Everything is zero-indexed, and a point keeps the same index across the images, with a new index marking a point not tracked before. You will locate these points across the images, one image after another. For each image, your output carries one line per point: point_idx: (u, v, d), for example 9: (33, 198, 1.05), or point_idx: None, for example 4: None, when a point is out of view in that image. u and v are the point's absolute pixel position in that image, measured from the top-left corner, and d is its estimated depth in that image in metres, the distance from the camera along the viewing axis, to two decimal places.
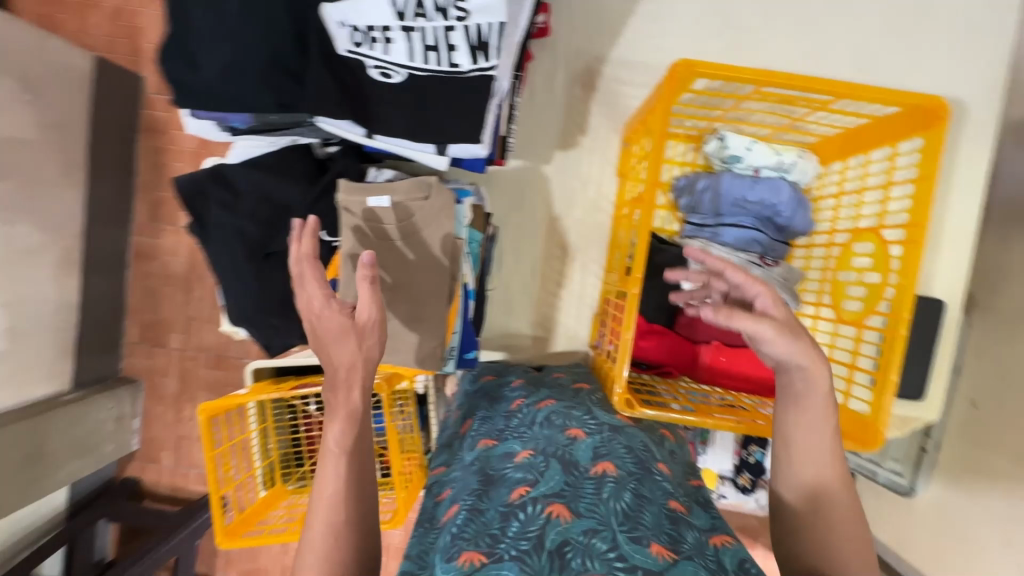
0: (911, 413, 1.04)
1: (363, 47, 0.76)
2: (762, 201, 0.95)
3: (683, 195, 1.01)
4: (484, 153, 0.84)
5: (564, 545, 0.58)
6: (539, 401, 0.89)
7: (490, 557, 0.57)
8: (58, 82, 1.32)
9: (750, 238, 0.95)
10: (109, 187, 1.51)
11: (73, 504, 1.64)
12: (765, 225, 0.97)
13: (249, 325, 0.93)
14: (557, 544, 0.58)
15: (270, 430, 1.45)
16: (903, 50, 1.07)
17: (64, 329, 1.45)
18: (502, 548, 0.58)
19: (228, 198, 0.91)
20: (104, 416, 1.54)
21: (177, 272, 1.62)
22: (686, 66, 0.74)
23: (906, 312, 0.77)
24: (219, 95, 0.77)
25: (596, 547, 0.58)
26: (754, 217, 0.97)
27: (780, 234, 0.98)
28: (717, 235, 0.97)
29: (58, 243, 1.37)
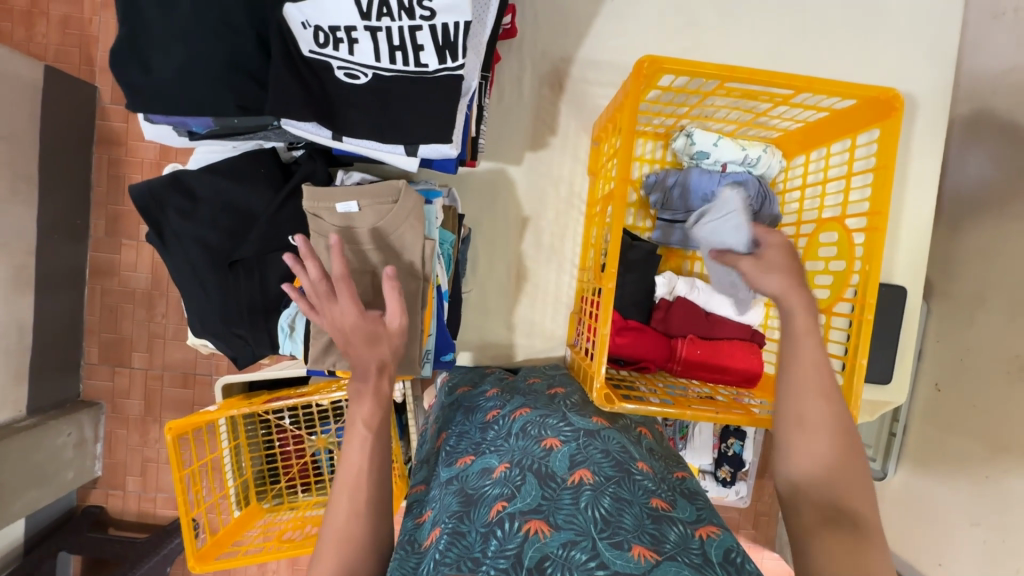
0: (878, 397, 1.08)
1: (327, 47, 0.75)
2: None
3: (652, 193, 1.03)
4: (455, 152, 0.81)
5: (543, 560, 0.57)
6: (515, 411, 0.87)
7: None
8: (3, 93, 1.26)
9: None
10: (62, 201, 1.45)
11: (30, 537, 1.55)
12: None
13: (214, 337, 0.89)
14: (535, 561, 0.57)
15: (243, 447, 1.40)
16: (857, 48, 1.11)
17: (17, 352, 1.37)
18: (482, 569, 0.57)
19: (190, 206, 0.87)
20: (62, 442, 1.47)
21: (138, 288, 1.55)
22: (652, 63, 0.75)
23: (872, 296, 0.79)
24: (175, 98, 0.74)
25: (575, 558, 0.57)
26: None
27: None
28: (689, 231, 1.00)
29: (8, 262, 1.31)
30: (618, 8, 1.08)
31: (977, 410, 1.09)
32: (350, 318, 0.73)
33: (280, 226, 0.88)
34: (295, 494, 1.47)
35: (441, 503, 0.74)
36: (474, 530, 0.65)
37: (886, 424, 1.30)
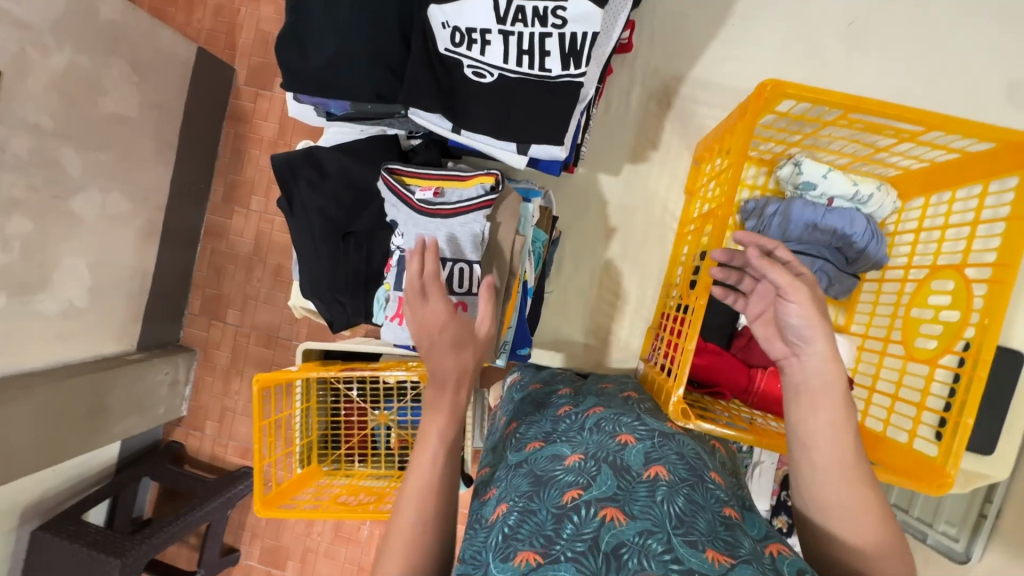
0: (976, 469, 0.99)
1: (461, 47, 0.80)
2: (834, 230, 0.94)
3: (749, 211, 1.01)
4: (563, 155, 0.84)
5: (619, 546, 0.60)
6: (588, 409, 0.89)
7: (547, 558, 0.60)
8: (163, 68, 1.45)
9: (817, 266, 0.96)
10: (194, 166, 1.64)
11: (120, 460, 1.74)
12: (834, 254, 0.97)
13: (319, 300, 0.96)
14: (611, 546, 0.60)
15: (312, 410, 1.49)
16: (995, 92, 1.05)
17: (137, 293, 1.57)
18: (558, 549, 0.60)
19: (318, 179, 0.94)
20: (160, 379, 1.64)
21: (242, 252, 1.71)
22: (776, 87, 0.74)
23: (988, 352, 0.73)
24: (324, 81, 0.83)
25: (651, 548, 0.60)
26: (823, 245, 0.96)
27: (849, 266, 0.98)
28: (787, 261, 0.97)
29: (143, 214, 1.51)
30: (733, 34, 1.08)
31: None
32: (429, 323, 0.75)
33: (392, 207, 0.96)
34: (352, 463, 1.55)
35: (508, 481, 0.76)
36: (546, 509, 0.67)
37: (977, 502, 1.19)
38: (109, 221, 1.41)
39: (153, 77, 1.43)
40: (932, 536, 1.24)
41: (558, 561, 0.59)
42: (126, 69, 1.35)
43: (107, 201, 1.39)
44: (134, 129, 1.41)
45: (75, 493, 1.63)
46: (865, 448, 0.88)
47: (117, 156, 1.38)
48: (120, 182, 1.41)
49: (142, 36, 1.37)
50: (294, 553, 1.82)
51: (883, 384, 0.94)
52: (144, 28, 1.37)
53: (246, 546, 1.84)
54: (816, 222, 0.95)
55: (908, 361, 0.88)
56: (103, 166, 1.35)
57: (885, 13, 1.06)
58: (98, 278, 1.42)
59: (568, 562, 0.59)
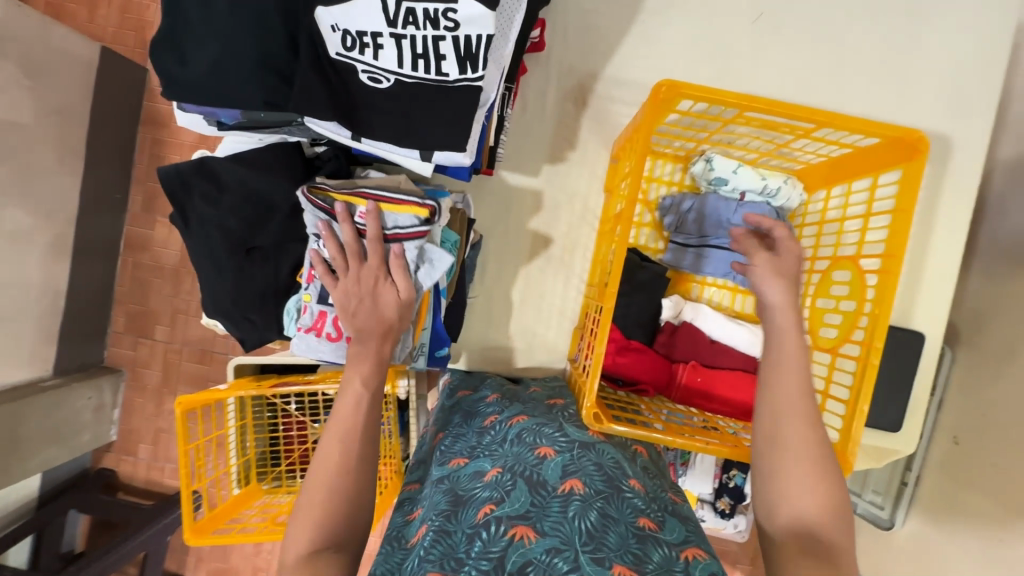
0: (888, 444, 1.04)
1: (353, 51, 0.77)
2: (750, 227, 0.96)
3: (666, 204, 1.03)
4: (467, 162, 0.83)
5: (525, 566, 0.59)
6: (511, 418, 0.88)
7: None
8: (59, 69, 1.33)
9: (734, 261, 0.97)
10: (105, 174, 1.52)
11: (45, 493, 1.62)
12: None
13: (227, 319, 0.91)
14: (518, 567, 0.59)
15: (248, 427, 1.43)
16: (893, 83, 1.09)
17: (49, 314, 1.45)
18: (464, 571, 0.59)
19: (214, 192, 0.89)
20: (82, 405, 1.53)
21: (168, 264, 1.62)
22: (670, 88, 0.74)
23: (878, 340, 0.76)
24: (206, 90, 0.77)
25: (556, 566, 0.59)
26: None
27: None
28: (702, 257, 0.99)
29: (49, 229, 1.39)
30: (650, 28, 1.08)
31: (995, 469, 1.04)
32: (354, 286, 0.82)
33: (298, 219, 0.91)
34: (294, 478, 1.49)
35: (430, 500, 0.76)
36: (460, 530, 0.66)
37: (898, 472, 1.27)
38: (9, 239, 1.30)
39: (48, 81, 1.31)
40: (861, 505, 1.32)
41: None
42: (15, 72, 1.23)
43: (3, 217, 1.27)
44: (29, 138, 1.29)
45: None
46: None
47: (12, 168, 1.27)
48: (18, 196, 1.29)
49: (32, 36, 1.25)
50: None
51: None
52: (33, 27, 1.25)
53: (191, 571, 1.76)
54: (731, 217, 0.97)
55: (816, 351, 0.91)
56: None
57: (791, 9, 1.09)
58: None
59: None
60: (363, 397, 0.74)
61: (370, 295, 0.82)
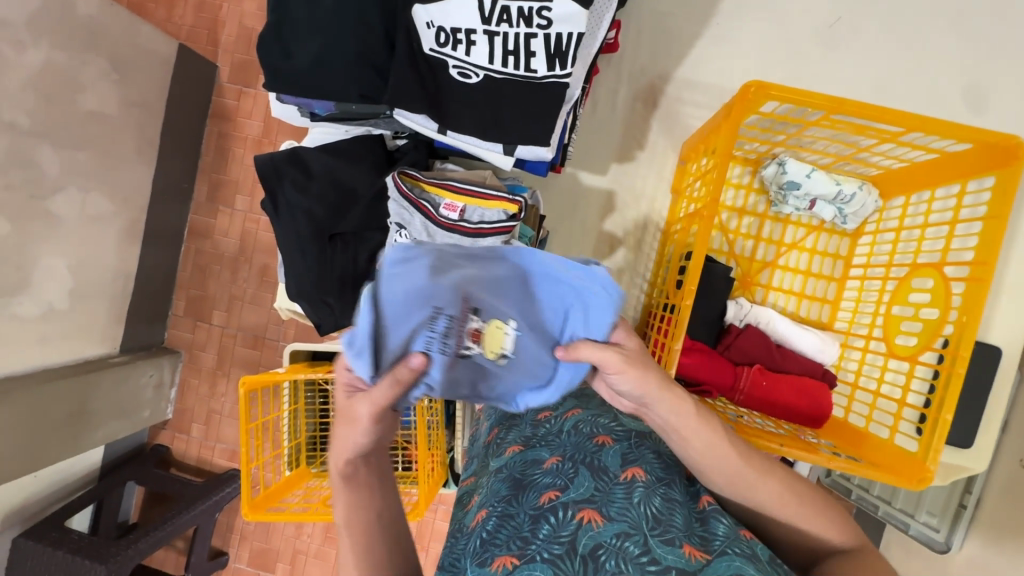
0: (956, 462, 1.00)
1: (446, 47, 0.80)
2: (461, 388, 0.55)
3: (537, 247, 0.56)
4: (549, 156, 0.84)
5: (597, 548, 0.62)
6: (566, 410, 0.83)
7: (522, 559, 0.62)
8: (143, 65, 1.42)
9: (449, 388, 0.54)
10: (175, 165, 1.61)
11: (105, 464, 1.71)
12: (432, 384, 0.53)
13: (306, 302, 0.95)
14: (590, 549, 0.62)
15: (301, 411, 1.46)
16: (973, 94, 1.06)
17: (119, 294, 1.54)
18: (533, 549, 0.63)
19: (304, 179, 0.94)
20: (144, 382, 1.61)
21: (227, 252, 1.69)
22: (760, 88, 0.75)
23: (965, 350, 0.75)
24: (305, 82, 0.81)
25: (628, 550, 0.61)
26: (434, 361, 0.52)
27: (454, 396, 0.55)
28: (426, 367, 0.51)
29: (125, 214, 1.48)
30: (720, 32, 1.09)
31: None
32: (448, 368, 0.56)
33: (378, 210, 0.95)
34: None
35: (488, 489, 0.76)
36: (524, 510, 0.68)
37: (957, 494, 1.22)
38: (89, 221, 1.38)
39: (133, 74, 1.40)
40: (914, 527, 1.25)
41: (534, 561, 0.62)
42: (104, 65, 1.32)
43: (86, 201, 1.35)
44: (113, 128, 1.38)
45: (59, 499, 1.60)
46: (849, 447, 0.90)
47: (96, 156, 1.35)
48: (100, 182, 1.38)
49: (121, 34, 1.34)
50: (282, 555, 1.80)
51: (865, 379, 0.96)
52: (124, 26, 1.35)
53: (234, 549, 1.83)
54: (514, 352, 0.55)
55: (890, 358, 0.90)
56: (82, 166, 1.32)
57: (865, 14, 1.08)
58: (79, 280, 1.39)
59: (543, 562, 0.61)
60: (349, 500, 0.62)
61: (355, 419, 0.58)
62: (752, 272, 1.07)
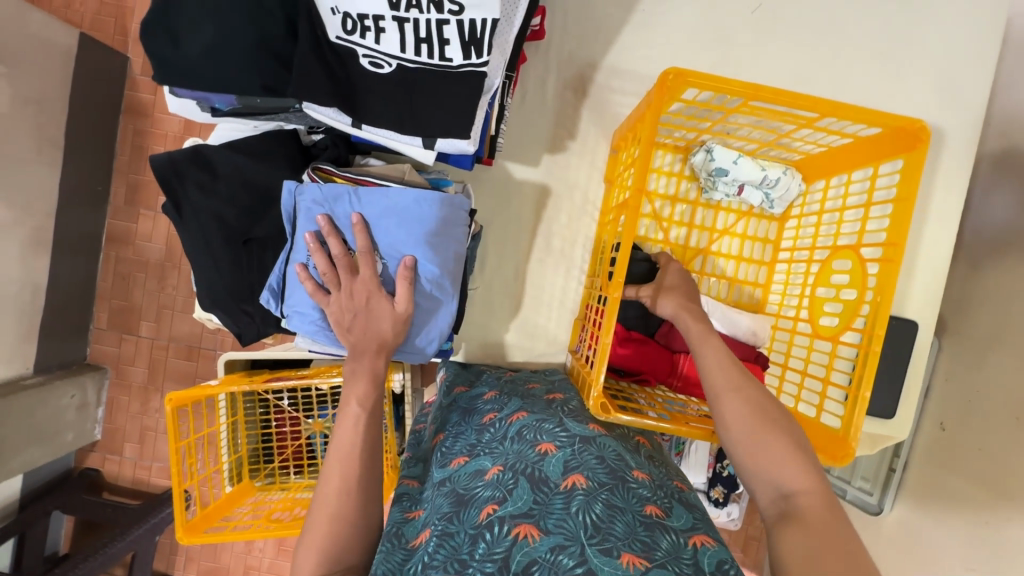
0: (879, 432, 1.06)
1: (354, 35, 0.75)
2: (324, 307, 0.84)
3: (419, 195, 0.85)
4: (472, 149, 0.82)
5: (530, 565, 0.58)
6: (512, 415, 0.86)
7: None
8: (37, 57, 1.28)
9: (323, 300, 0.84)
10: (84, 166, 1.47)
11: (26, 494, 1.56)
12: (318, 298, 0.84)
13: (221, 310, 0.89)
14: (522, 566, 0.58)
15: (239, 424, 1.37)
16: (888, 77, 1.10)
17: (31, 311, 1.40)
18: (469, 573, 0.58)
19: (210, 180, 0.87)
20: (65, 404, 1.48)
21: (151, 258, 1.57)
22: (678, 76, 0.74)
23: (880, 328, 0.77)
24: (201, 74, 0.74)
25: (563, 563, 0.58)
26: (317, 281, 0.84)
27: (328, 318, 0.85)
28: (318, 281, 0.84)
29: (29, 222, 1.34)
30: (648, 18, 1.08)
31: (981, 454, 1.06)
32: (348, 301, 0.80)
33: None
34: (287, 475, 1.46)
35: (431, 503, 0.74)
36: (463, 530, 0.65)
37: (886, 459, 1.28)
38: None
39: (26, 68, 1.26)
40: (850, 492, 1.35)
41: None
42: None
43: None
44: (5, 128, 1.24)
45: None
46: None
47: None
48: None
49: (7, 23, 1.20)
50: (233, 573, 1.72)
51: (795, 358, 0.98)
52: (12, 14, 1.21)
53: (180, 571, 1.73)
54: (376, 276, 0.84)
55: (816, 339, 0.92)
56: None
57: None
58: None
59: None
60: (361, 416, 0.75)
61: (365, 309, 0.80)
62: (687, 259, 1.07)
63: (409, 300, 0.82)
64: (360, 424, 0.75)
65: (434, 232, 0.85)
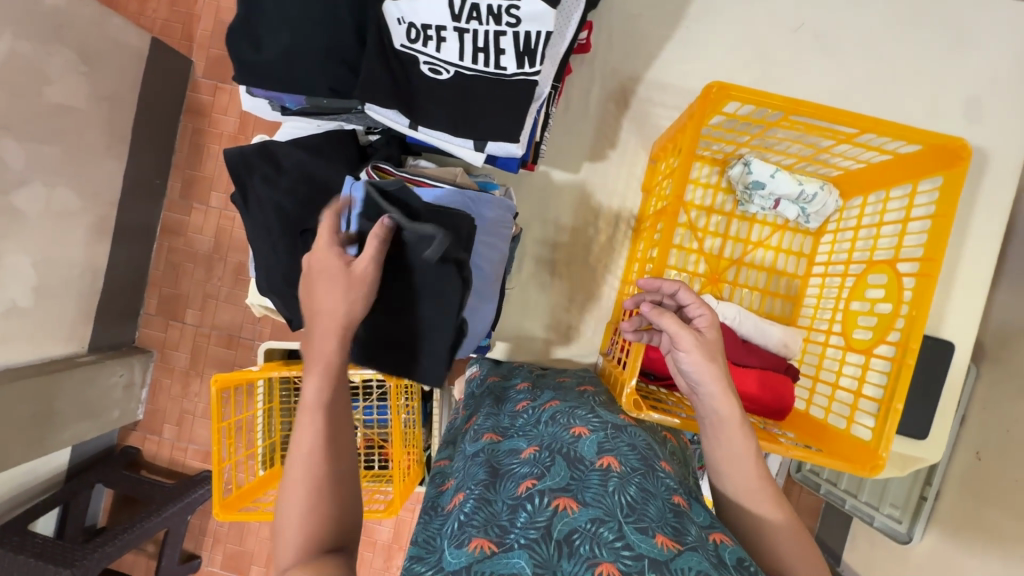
0: (911, 452, 1.04)
1: (417, 43, 0.81)
2: None
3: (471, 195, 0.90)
4: (519, 152, 0.87)
5: (572, 533, 0.61)
6: (545, 403, 0.90)
7: (500, 546, 0.60)
8: (113, 57, 1.39)
9: None
10: (146, 160, 1.57)
11: (71, 466, 1.65)
12: None
13: (277, 297, 0.96)
14: (564, 534, 0.61)
15: (275, 410, 1.44)
16: (931, 99, 1.11)
17: (89, 293, 1.50)
18: (512, 537, 0.61)
19: (274, 173, 0.93)
20: (113, 382, 1.57)
21: (201, 250, 1.66)
22: (721, 89, 0.77)
23: (915, 342, 0.79)
24: (280, 76, 0.81)
25: (603, 536, 0.60)
26: None
27: None
28: None
29: (93, 209, 1.44)
30: (689, 36, 1.12)
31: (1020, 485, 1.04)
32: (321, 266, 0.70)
33: None
34: None
35: (466, 472, 0.77)
36: (502, 500, 0.68)
37: (918, 485, 1.23)
38: (56, 216, 1.34)
39: (103, 67, 1.37)
40: (878, 519, 1.27)
41: (512, 548, 0.59)
42: (72, 58, 1.28)
43: (53, 195, 1.32)
44: (80, 122, 1.34)
45: (21, 502, 1.53)
46: (806, 436, 0.93)
47: (63, 149, 1.31)
48: (66, 175, 1.34)
49: (90, 26, 1.31)
50: (257, 557, 1.78)
51: (825, 374, 0.99)
52: (94, 18, 1.31)
53: (207, 552, 1.79)
54: None
55: (847, 352, 0.93)
56: (48, 159, 1.28)
57: (829, 20, 1.12)
58: (45, 277, 1.34)
59: (521, 547, 0.59)
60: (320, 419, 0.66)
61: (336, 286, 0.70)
62: (719, 270, 1.09)
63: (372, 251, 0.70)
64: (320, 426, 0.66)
65: (484, 229, 0.90)
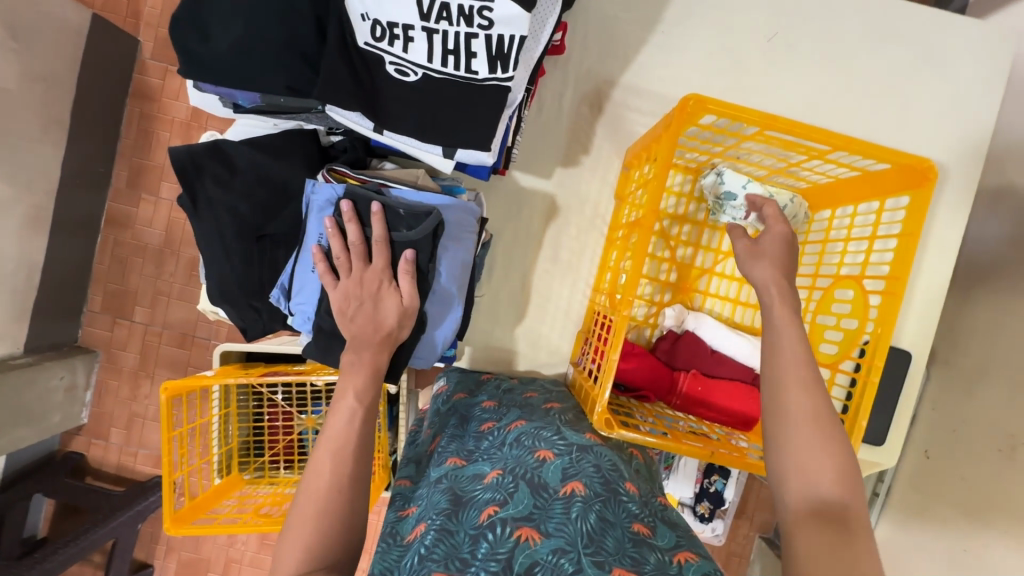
0: (870, 458, 1.07)
1: (383, 42, 0.76)
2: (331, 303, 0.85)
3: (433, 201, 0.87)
4: (490, 161, 0.84)
5: (532, 566, 0.58)
6: (510, 423, 0.87)
7: None
8: (49, 34, 1.26)
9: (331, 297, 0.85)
10: (88, 146, 1.45)
11: (6, 476, 1.53)
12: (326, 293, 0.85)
13: (228, 305, 0.90)
14: (525, 568, 0.58)
15: (232, 415, 1.36)
16: (896, 112, 1.13)
17: (25, 291, 1.38)
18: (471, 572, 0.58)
19: (227, 174, 0.87)
20: (54, 385, 1.46)
21: (150, 244, 1.56)
22: (698, 101, 0.76)
23: (880, 359, 0.80)
24: (228, 71, 0.74)
25: (562, 569, 0.58)
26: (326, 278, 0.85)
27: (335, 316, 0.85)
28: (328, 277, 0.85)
29: (28, 200, 1.31)
30: (666, 39, 1.10)
31: (964, 482, 1.07)
32: (355, 288, 0.80)
33: None
34: (277, 469, 1.43)
35: (428, 499, 0.75)
36: (463, 530, 0.65)
37: (872, 483, 1.32)
38: None
39: (37, 45, 1.24)
40: None
41: None
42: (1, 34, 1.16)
43: None
44: (12, 105, 1.22)
45: None
46: None
47: None
48: None
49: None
50: (214, 565, 1.70)
51: None
52: None
53: (160, 561, 1.70)
54: None
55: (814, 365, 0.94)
56: None
57: (802, 29, 1.12)
58: None
59: None
60: (356, 411, 0.74)
61: (372, 297, 0.80)
62: (690, 279, 1.10)
63: (415, 293, 0.83)
64: (354, 417, 0.74)
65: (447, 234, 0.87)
